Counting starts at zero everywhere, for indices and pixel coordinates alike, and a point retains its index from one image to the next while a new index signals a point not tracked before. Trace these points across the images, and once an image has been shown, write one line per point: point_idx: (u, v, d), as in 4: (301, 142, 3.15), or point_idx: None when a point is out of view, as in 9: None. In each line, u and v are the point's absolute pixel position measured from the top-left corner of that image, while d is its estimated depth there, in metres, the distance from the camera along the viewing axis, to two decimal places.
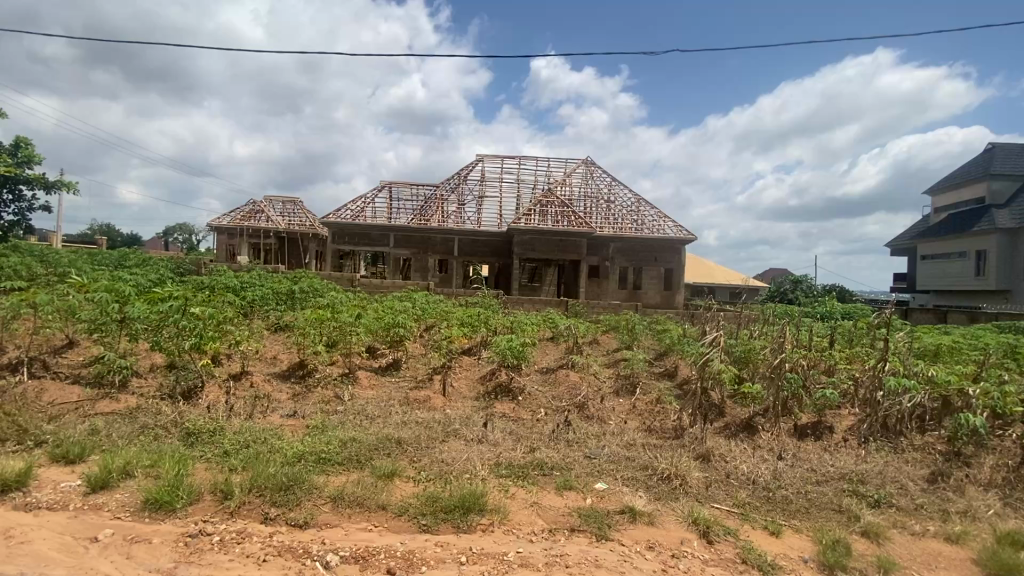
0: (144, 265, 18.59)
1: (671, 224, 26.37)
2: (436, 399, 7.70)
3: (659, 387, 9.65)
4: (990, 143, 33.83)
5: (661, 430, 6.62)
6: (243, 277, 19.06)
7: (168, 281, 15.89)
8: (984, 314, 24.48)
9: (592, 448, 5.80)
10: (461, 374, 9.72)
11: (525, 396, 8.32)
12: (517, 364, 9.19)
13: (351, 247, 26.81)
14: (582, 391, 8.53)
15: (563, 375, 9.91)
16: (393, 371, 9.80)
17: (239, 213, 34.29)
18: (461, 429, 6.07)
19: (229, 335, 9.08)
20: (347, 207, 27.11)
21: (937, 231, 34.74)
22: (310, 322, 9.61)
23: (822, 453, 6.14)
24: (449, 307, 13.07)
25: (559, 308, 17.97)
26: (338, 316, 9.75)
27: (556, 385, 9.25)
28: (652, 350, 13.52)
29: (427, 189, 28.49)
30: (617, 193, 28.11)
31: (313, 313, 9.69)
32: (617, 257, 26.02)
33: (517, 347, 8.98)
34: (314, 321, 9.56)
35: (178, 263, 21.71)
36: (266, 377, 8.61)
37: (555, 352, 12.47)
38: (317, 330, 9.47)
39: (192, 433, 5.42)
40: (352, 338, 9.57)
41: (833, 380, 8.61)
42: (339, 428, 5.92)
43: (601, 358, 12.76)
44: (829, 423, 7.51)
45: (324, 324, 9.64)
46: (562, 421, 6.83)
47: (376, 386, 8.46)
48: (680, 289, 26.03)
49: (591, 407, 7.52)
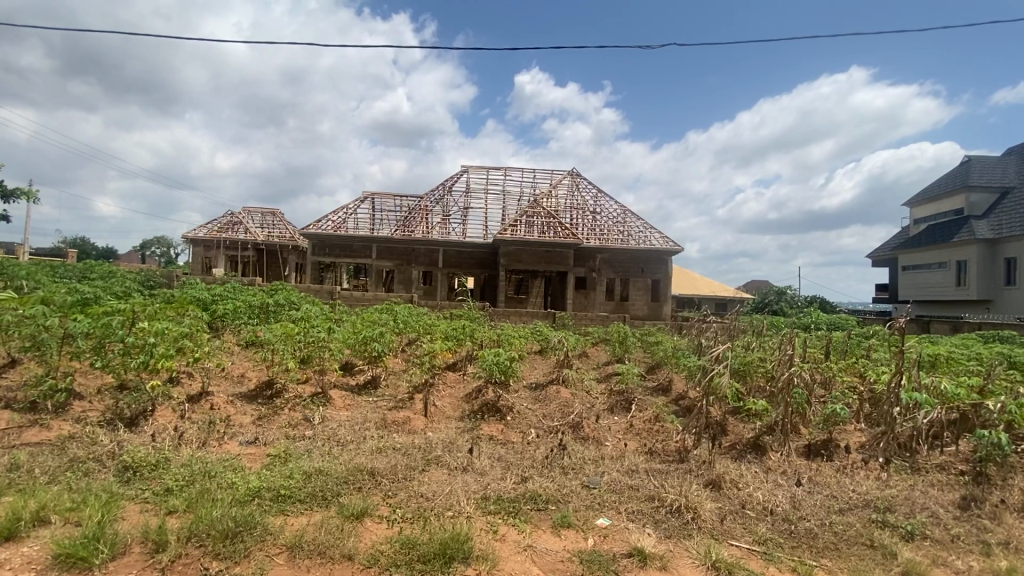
0: (110, 277, 17.60)
1: (658, 234, 26.14)
2: (417, 420, 7.05)
3: (655, 404, 9.12)
4: (966, 156, 34.52)
5: (663, 452, 6.07)
6: (216, 290, 18.16)
7: (134, 294, 15.01)
8: (967, 323, 24.67)
9: (591, 475, 5.21)
10: (445, 393, 9.09)
11: (513, 416, 7.73)
12: (504, 380, 8.59)
13: (332, 258, 26.03)
14: (575, 409, 7.95)
15: (553, 391, 9.32)
16: (371, 389, 9.12)
17: (216, 225, 33.24)
18: (444, 456, 5.44)
19: (189, 352, 8.31)
20: (328, 218, 26.32)
21: (917, 242, 35.21)
22: (278, 338, 8.89)
23: (840, 476, 5.63)
24: (432, 320, 12.46)
25: (546, 319, 17.44)
26: (309, 331, 9.06)
27: (547, 402, 8.67)
28: (643, 363, 13.04)
29: (411, 200, 27.92)
30: (604, 204, 27.86)
31: (282, 328, 8.98)
32: (604, 268, 25.67)
33: (504, 362, 8.40)
34: (283, 337, 8.84)
35: (147, 276, 20.70)
36: (230, 398, 7.86)
37: (544, 366, 11.91)
38: (286, 347, 8.76)
39: (129, 467, 4.67)
40: (324, 355, 8.88)
41: (838, 394, 8.20)
42: (305, 458, 5.23)
43: (591, 372, 12.22)
44: (840, 441, 7.02)
45: (293, 342, 8.93)
46: (555, 443, 6.23)
47: (351, 407, 7.78)
48: (668, 301, 25.71)
49: (587, 428, 6.95)
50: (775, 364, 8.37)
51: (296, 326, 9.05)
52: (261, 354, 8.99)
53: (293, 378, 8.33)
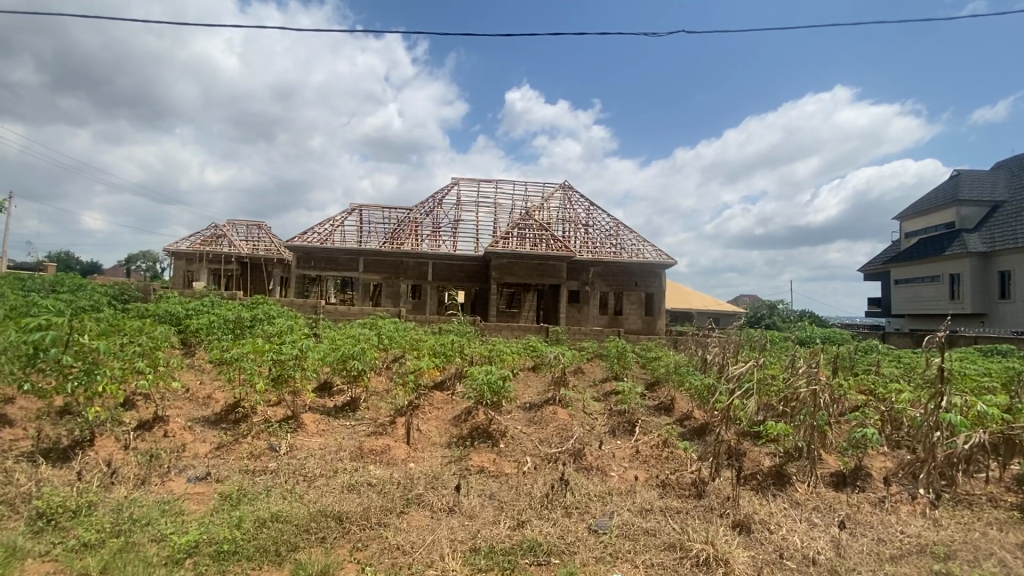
0: (79, 290, 16.63)
1: (652, 247, 25.68)
2: (398, 448, 6.27)
3: (659, 426, 8.41)
4: (956, 170, 34.67)
5: (678, 486, 5.34)
6: (193, 304, 17.28)
7: (103, 308, 14.11)
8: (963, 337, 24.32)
9: (598, 517, 4.46)
10: (431, 416, 8.33)
11: (506, 441, 6.98)
12: (496, 401, 7.87)
13: (317, 272, 25.18)
14: (574, 434, 7.21)
15: (548, 412, 8.60)
16: (349, 411, 8.34)
17: (199, 237, 32.24)
18: (427, 495, 4.66)
19: (140, 372, 7.44)
20: (314, 230, 25.52)
21: (909, 256, 35.16)
22: (244, 356, 8.11)
23: (883, 515, 4.91)
24: (419, 335, 11.70)
25: (540, 334, 16.74)
26: (280, 348, 8.29)
27: (543, 425, 7.95)
28: (642, 379, 12.40)
29: (401, 212, 27.29)
30: (596, 217, 27.38)
31: (249, 345, 8.20)
32: (597, 281, 25.08)
33: (496, 382, 7.67)
34: (249, 355, 8.07)
35: (120, 289, 19.70)
36: (189, 422, 7.02)
37: (538, 384, 11.21)
38: (252, 367, 7.98)
39: (40, 515, 3.84)
40: (296, 375, 8.09)
41: (858, 414, 7.54)
42: (262, 498, 4.42)
43: (588, 389, 11.50)
44: (869, 470, 6.32)
45: (260, 360, 8.15)
46: (556, 475, 5.49)
47: (325, 433, 6.98)
48: (663, 315, 25.15)
49: (589, 456, 6.22)
50: (790, 380, 7.75)
51: (264, 342, 8.28)
52: (227, 373, 8.18)
53: (262, 398, 7.54)
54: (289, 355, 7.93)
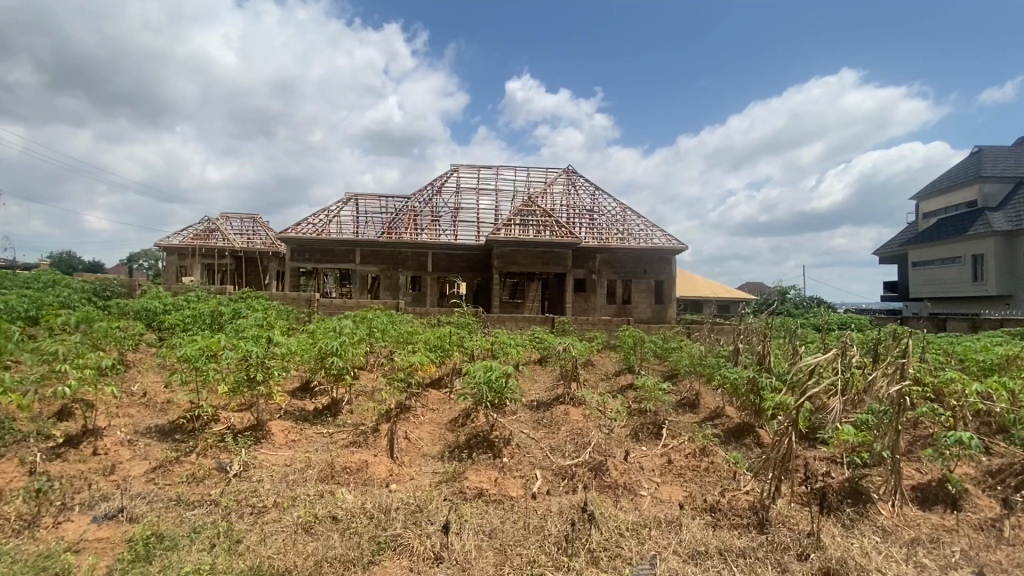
0: (53, 287, 15.54)
1: (662, 232, 24.39)
2: (379, 464, 5.15)
3: (690, 428, 7.24)
4: (977, 147, 33.05)
5: (730, 514, 4.21)
6: (176, 299, 16.16)
7: (74, 305, 13.05)
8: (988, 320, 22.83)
9: (633, 566, 3.33)
10: (423, 421, 7.21)
11: (511, 449, 5.87)
12: (498, 403, 6.73)
13: (312, 264, 24.03)
14: (593, 440, 6.07)
15: (559, 414, 7.46)
16: (329, 415, 7.25)
17: (191, 231, 31.18)
18: (406, 537, 3.54)
19: (68, 377, 6.29)
20: (308, 221, 24.33)
21: (929, 237, 33.66)
22: (198, 356, 7.08)
23: (1011, 557, 3.74)
24: (415, 328, 10.58)
25: (545, 325, 15.59)
26: (241, 344, 7.28)
27: (554, 429, 6.84)
28: (660, 372, 11.25)
29: (398, 201, 26.12)
30: (602, 202, 26.09)
31: (204, 342, 7.16)
32: (604, 269, 23.84)
33: (496, 381, 6.53)
34: (204, 355, 7.05)
35: (102, 285, 18.62)
36: (133, 434, 5.93)
37: (545, 381, 10.10)
38: (205, 367, 6.93)
39: None
40: (261, 376, 7.03)
41: (931, 413, 6.31)
42: (178, 546, 3.32)
43: (601, 385, 10.36)
44: (964, 486, 5.10)
45: (216, 360, 7.14)
46: (573, 501, 4.36)
47: (296, 445, 5.87)
48: (673, 303, 23.93)
49: (614, 473, 5.07)
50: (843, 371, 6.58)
51: (222, 339, 7.27)
52: (184, 374, 7.07)
53: (224, 401, 6.48)
54: (249, 352, 6.88)
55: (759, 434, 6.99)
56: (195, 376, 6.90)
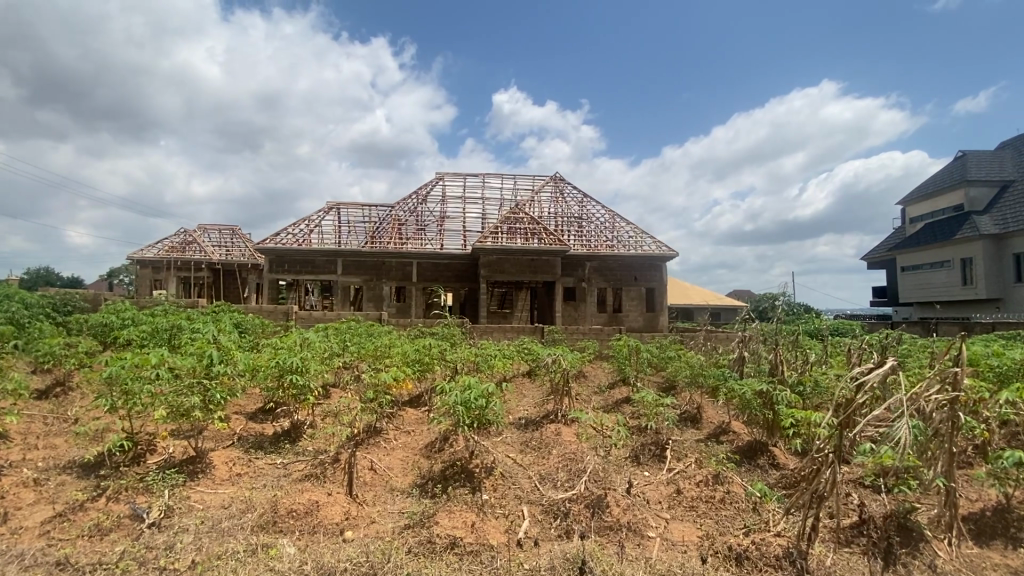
0: (5, 300, 14.38)
1: (652, 239, 23.82)
2: (334, 504, 4.28)
3: (696, 449, 6.47)
4: (961, 151, 33.12)
5: None
6: (140, 312, 15.06)
7: (21, 321, 11.92)
8: (975, 323, 22.58)
9: None
10: (394, 447, 6.35)
11: (493, 480, 5.05)
12: (478, 425, 5.90)
13: (292, 276, 23.00)
14: (590, 467, 5.27)
15: (550, 435, 6.65)
16: (286, 442, 6.37)
17: (166, 244, 29.98)
18: None
19: None
20: (287, 231, 23.33)
21: (917, 241, 33.57)
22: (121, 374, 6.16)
23: None
24: (392, 340, 9.72)
25: (534, 334, 14.81)
26: (175, 360, 6.42)
27: (545, 453, 6.03)
28: (657, 385, 10.51)
29: (382, 210, 25.28)
30: (590, 209, 25.49)
31: (139, 360, 6.24)
32: (594, 277, 23.15)
33: (475, 401, 5.71)
34: (127, 372, 6.13)
35: (63, 299, 17.45)
36: (44, 473, 5.00)
37: (534, 396, 9.29)
38: (132, 388, 6.00)
39: None
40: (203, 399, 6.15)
41: (969, 429, 5.60)
42: None
43: (595, 400, 9.55)
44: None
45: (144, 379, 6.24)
46: (567, 554, 3.55)
47: (240, 481, 5.00)
48: (665, 311, 23.28)
49: (616, 513, 4.27)
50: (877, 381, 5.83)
51: (152, 354, 6.38)
52: (112, 397, 6.12)
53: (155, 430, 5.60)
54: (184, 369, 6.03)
55: (774, 455, 6.24)
56: (120, 399, 5.99)
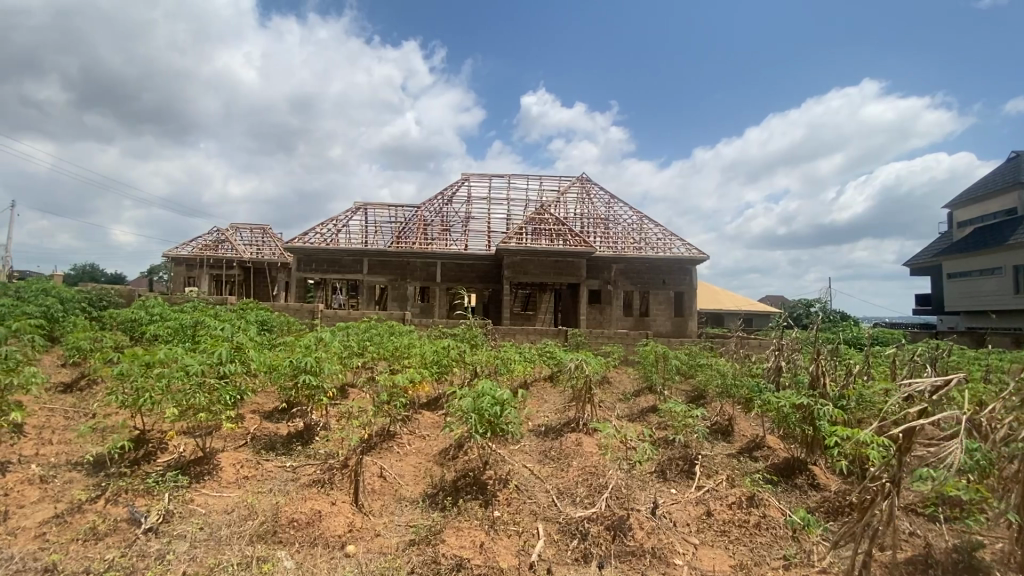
0: (45, 294, 14.83)
1: (681, 241, 23.14)
2: (336, 515, 4.04)
3: (728, 465, 6.03)
4: (1015, 152, 31.22)
5: None
6: (171, 308, 15.33)
7: (57, 315, 12.26)
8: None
9: None
10: (407, 453, 6.12)
11: (508, 492, 4.75)
12: (494, 433, 5.59)
13: (318, 275, 23.21)
14: (612, 483, 4.92)
15: (570, 444, 6.30)
16: (297, 444, 6.21)
17: (200, 243, 30.78)
18: None
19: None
20: (315, 231, 23.58)
21: (965, 247, 31.75)
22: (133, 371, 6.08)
23: None
24: (411, 340, 9.54)
25: (557, 337, 14.45)
26: (187, 357, 6.31)
27: (564, 465, 5.70)
28: (685, 394, 10.04)
29: (408, 210, 25.33)
30: (617, 210, 24.96)
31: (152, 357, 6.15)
32: (620, 280, 22.62)
33: (490, 408, 5.39)
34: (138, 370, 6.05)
35: (100, 294, 17.97)
36: (55, 470, 4.95)
37: (556, 402, 8.95)
38: (143, 386, 5.92)
39: None
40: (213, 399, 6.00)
41: None
42: None
43: (619, 408, 9.17)
44: None
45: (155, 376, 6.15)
46: None
47: (247, 484, 4.84)
48: (693, 316, 22.55)
49: (639, 538, 3.93)
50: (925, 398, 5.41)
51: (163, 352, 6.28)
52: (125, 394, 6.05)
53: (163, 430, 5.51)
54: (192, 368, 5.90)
55: (814, 474, 5.74)
56: (131, 396, 5.92)
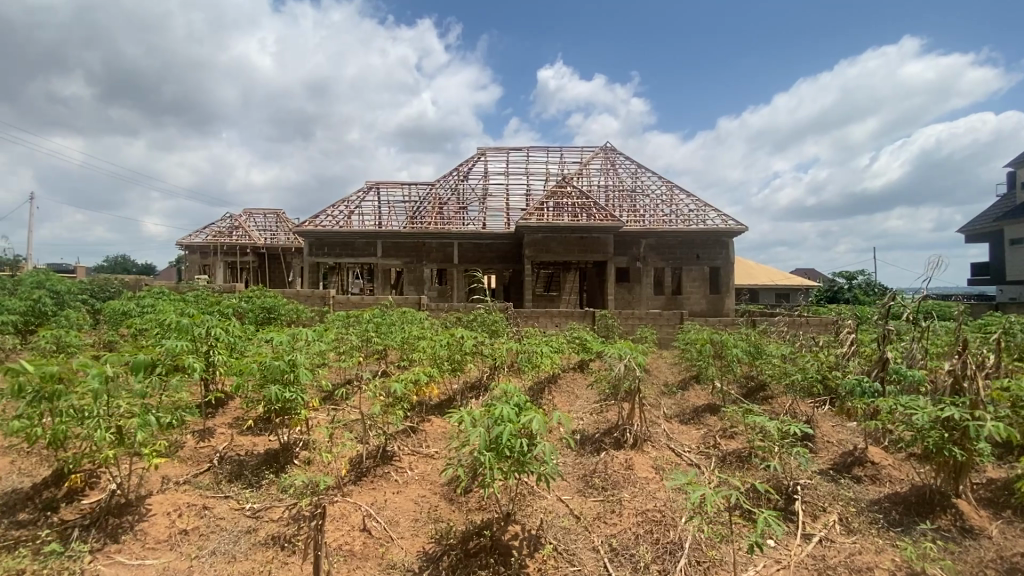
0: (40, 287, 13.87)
1: (716, 213, 21.14)
2: None
3: (835, 494, 4.48)
4: None
5: None
6: (169, 298, 14.24)
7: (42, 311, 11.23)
8: None
9: None
10: (407, 483, 4.74)
11: (530, 561, 3.38)
12: (519, 469, 4.03)
13: (330, 259, 21.98)
14: (685, 544, 3.50)
15: (619, 467, 4.81)
16: (266, 473, 4.89)
17: (213, 229, 29.91)
18: None
19: None
20: (326, 212, 22.30)
21: None
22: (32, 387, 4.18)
23: None
24: (420, 330, 8.12)
25: (586, 321, 12.92)
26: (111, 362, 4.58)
27: (616, 502, 4.22)
28: (743, 385, 8.46)
29: (422, 188, 23.84)
30: (645, 181, 23.02)
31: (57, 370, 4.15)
32: (650, 256, 20.81)
33: (512, 437, 3.81)
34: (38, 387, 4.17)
35: (104, 284, 17.08)
36: None
37: (589, 401, 7.53)
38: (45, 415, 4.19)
39: None
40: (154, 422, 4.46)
41: None
42: None
43: (666, 405, 7.69)
44: None
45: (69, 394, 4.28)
46: None
47: (181, 542, 3.62)
48: (731, 293, 20.67)
49: None
50: None
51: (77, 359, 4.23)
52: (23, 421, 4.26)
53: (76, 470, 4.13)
54: (98, 385, 4.19)
55: (962, 513, 4.19)
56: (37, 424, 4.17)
